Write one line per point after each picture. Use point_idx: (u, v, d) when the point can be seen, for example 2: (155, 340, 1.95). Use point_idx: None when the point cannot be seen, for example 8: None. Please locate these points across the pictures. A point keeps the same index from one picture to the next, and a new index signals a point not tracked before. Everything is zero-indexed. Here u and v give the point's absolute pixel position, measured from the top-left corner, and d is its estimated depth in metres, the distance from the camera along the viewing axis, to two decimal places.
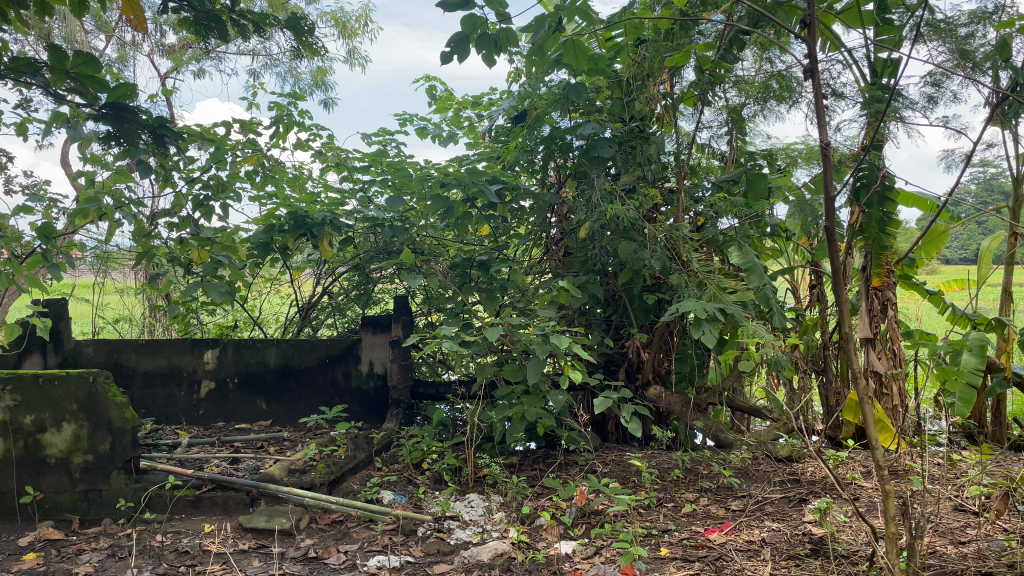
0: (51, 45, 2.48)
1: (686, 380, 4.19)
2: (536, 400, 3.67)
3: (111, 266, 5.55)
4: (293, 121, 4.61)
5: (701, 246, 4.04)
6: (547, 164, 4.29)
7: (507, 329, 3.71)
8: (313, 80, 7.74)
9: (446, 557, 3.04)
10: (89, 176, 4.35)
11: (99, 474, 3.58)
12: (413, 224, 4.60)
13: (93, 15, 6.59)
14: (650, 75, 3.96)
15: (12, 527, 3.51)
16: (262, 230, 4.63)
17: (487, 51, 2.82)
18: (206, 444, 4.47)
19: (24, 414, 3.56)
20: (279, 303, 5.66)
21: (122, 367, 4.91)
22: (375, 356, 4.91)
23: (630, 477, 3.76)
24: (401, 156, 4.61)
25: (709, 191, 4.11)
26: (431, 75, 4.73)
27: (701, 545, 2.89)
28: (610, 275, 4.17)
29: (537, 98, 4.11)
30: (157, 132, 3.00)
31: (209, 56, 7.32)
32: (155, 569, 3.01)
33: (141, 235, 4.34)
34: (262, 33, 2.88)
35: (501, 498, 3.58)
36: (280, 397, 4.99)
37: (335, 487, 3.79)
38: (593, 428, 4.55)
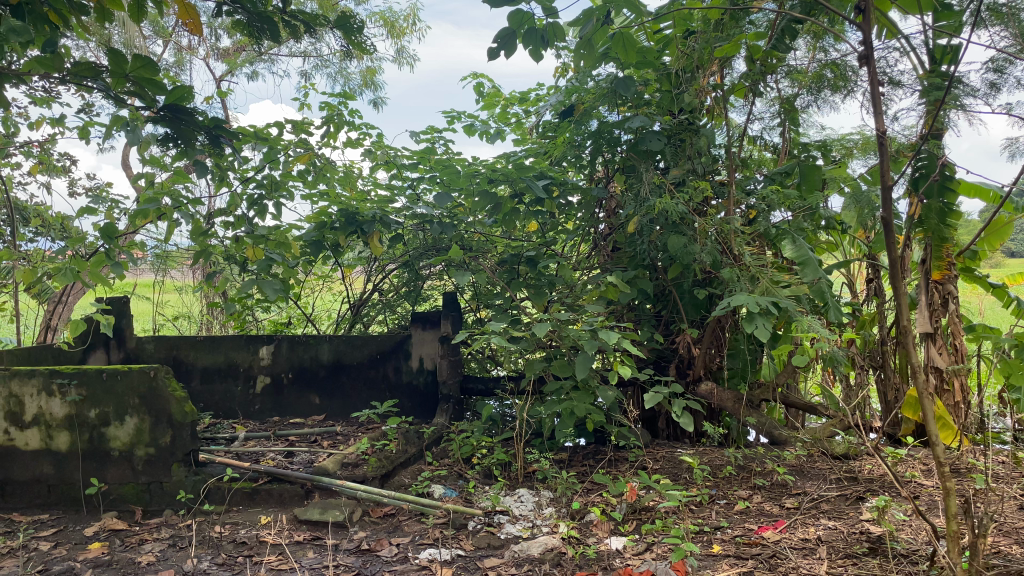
0: (112, 49, 2.56)
1: (739, 375, 4.11)
2: (585, 396, 3.66)
3: (170, 265, 5.73)
4: (344, 121, 4.69)
5: (753, 240, 3.97)
6: (595, 160, 4.28)
7: (555, 324, 3.70)
8: (362, 80, 7.86)
9: (496, 551, 3.06)
10: (149, 177, 4.48)
11: (160, 467, 3.69)
12: (462, 221, 4.64)
13: (150, 20, 6.80)
14: (700, 66, 3.91)
15: (79, 517, 3.65)
16: (314, 228, 4.74)
17: (534, 46, 2.81)
18: (262, 438, 4.58)
19: (89, 408, 3.69)
20: (331, 300, 5.77)
21: (181, 362, 5.09)
22: (425, 352, 4.95)
23: (681, 473, 3.72)
24: (449, 153, 4.65)
25: (761, 183, 4.03)
26: (479, 73, 4.75)
27: (754, 543, 2.85)
28: (660, 270, 4.13)
29: (584, 92, 4.10)
30: (212, 133, 3.06)
31: (262, 58, 7.49)
32: (215, 559, 3.09)
33: (198, 234, 4.46)
34: (312, 34, 2.92)
35: (551, 494, 3.58)
36: (333, 392, 5.07)
37: (387, 480, 3.84)
38: (643, 424, 4.52)
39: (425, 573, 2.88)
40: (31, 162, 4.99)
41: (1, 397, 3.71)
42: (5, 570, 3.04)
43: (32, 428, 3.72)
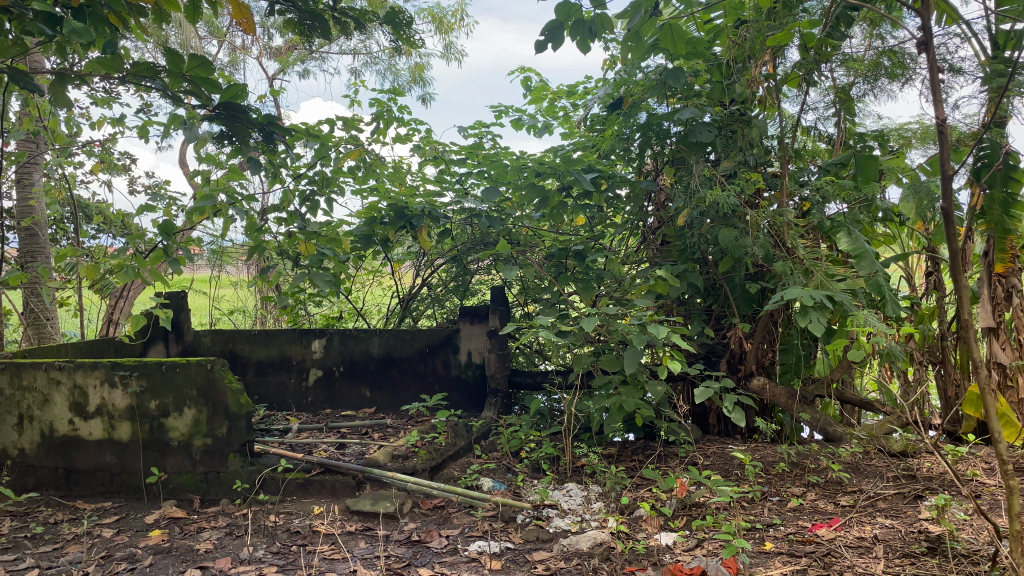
0: (169, 49, 2.62)
1: (793, 371, 4.01)
2: (634, 391, 3.63)
3: (226, 261, 5.87)
4: (393, 117, 4.73)
5: (807, 232, 3.90)
6: (644, 153, 4.25)
7: (603, 319, 3.68)
8: (410, 77, 7.94)
9: (545, 544, 3.06)
10: (205, 174, 4.58)
11: (217, 457, 3.78)
12: (510, 216, 4.66)
13: (206, 21, 6.96)
14: (751, 56, 3.83)
15: (140, 505, 3.77)
16: (364, 223, 4.83)
17: (582, 38, 2.79)
18: (315, 430, 4.66)
19: (150, 400, 3.80)
20: (381, 294, 5.84)
21: (237, 356, 5.22)
22: (473, 346, 4.96)
23: (733, 470, 3.67)
24: (497, 148, 4.65)
25: (816, 174, 3.94)
26: (526, 66, 4.73)
27: (808, 541, 2.80)
28: (710, 264, 4.07)
29: (633, 84, 4.05)
30: (266, 130, 3.12)
31: (313, 56, 7.61)
32: (269, 547, 3.16)
33: (252, 230, 4.55)
34: (362, 30, 2.95)
35: (600, 488, 3.57)
36: (383, 385, 5.14)
37: (436, 472, 3.88)
38: (694, 420, 4.47)
39: (474, 565, 2.90)
40: (93, 162, 5.16)
41: (66, 388, 3.85)
42: (71, 555, 3.16)
43: (95, 418, 3.85)
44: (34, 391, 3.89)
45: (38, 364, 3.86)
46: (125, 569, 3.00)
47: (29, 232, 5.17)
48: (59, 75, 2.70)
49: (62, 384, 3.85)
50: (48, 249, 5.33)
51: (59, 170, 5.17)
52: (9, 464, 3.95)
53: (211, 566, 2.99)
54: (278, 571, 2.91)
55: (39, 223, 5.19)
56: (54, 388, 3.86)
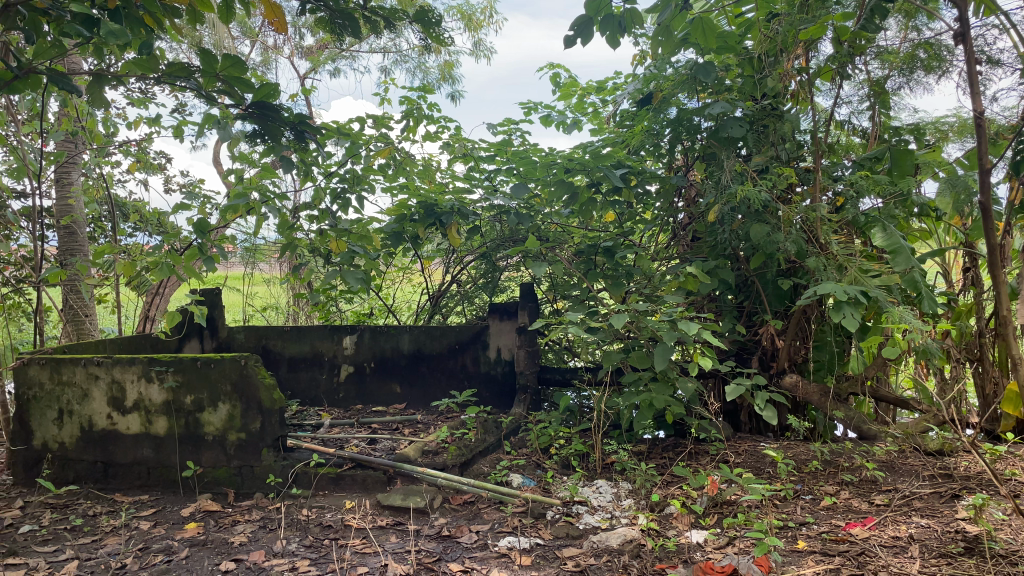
0: (203, 50, 2.66)
1: (826, 368, 3.94)
2: (664, 388, 3.61)
3: (259, 258, 5.95)
4: (423, 114, 4.75)
5: (841, 228, 3.85)
6: (674, 148, 4.23)
7: (633, 315, 3.67)
8: (439, 74, 7.98)
9: (575, 541, 3.06)
10: (239, 173, 4.64)
11: (250, 451, 3.84)
12: (539, 212, 4.68)
13: (239, 21, 7.06)
14: (783, 50, 3.78)
15: (176, 498, 3.84)
16: (394, 220, 4.86)
17: (612, 33, 2.78)
18: (346, 425, 4.71)
19: (185, 395, 3.87)
20: (411, 291, 5.87)
21: (270, 351, 5.30)
22: (502, 343, 4.97)
23: (764, 468, 3.64)
24: (526, 144, 4.65)
25: (849, 169, 3.89)
26: (555, 63, 4.71)
27: (842, 540, 2.77)
28: (742, 260, 4.04)
29: (662, 80, 4.03)
30: (298, 129, 3.14)
31: (343, 55, 7.68)
32: (302, 541, 3.20)
33: (285, 227, 4.61)
34: (392, 29, 2.96)
35: (630, 485, 3.56)
36: (414, 381, 5.17)
37: (466, 468, 3.90)
38: (725, 418, 4.44)
39: (503, 561, 2.91)
40: (130, 161, 5.26)
41: (104, 383, 3.93)
42: (109, 547, 3.23)
43: (132, 413, 3.93)
44: (73, 386, 3.97)
45: (78, 359, 3.94)
46: (162, 561, 3.06)
47: (68, 230, 5.29)
48: (97, 76, 2.76)
49: (100, 379, 3.93)
50: (87, 247, 5.45)
51: (97, 169, 5.27)
52: (50, 457, 4.04)
53: (245, 559, 3.03)
54: (310, 564, 2.95)
55: (77, 221, 5.31)
56: (92, 383, 3.94)
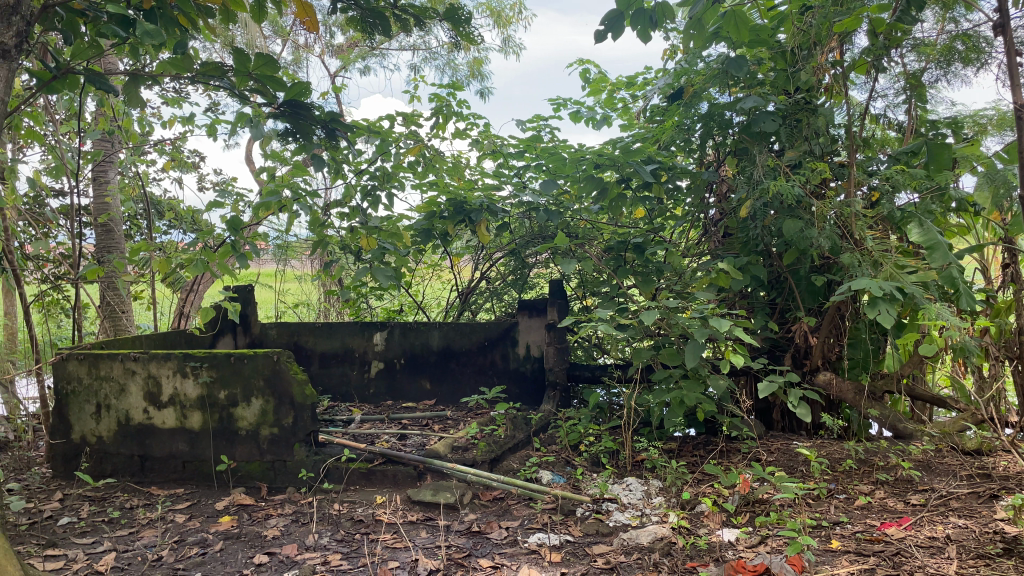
0: (237, 49, 2.69)
1: (861, 366, 3.89)
2: (695, 385, 3.58)
3: (291, 255, 6.01)
4: (452, 111, 4.76)
5: (876, 223, 3.78)
6: (705, 143, 4.19)
7: (664, 312, 3.64)
8: (469, 71, 8.00)
9: (605, 538, 3.06)
10: (271, 171, 4.69)
11: (283, 446, 3.88)
12: (568, 209, 4.66)
13: (271, 21, 7.13)
14: (817, 43, 3.72)
15: (211, 492, 3.90)
16: (424, 217, 4.88)
17: (643, 27, 2.75)
18: (377, 421, 4.74)
19: (219, 390, 3.92)
20: (441, 288, 5.90)
21: (302, 348, 5.36)
22: (532, 340, 4.97)
23: (797, 466, 3.60)
24: (555, 141, 4.64)
25: (885, 164, 3.83)
26: (585, 59, 4.69)
27: (877, 539, 2.73)
28: (774, 256, 3.99)
29: (694, 74, 4.01)
30: (329, 127, 3.17)
31: (373, 53, 7.72)
32: (334, 535, 3.23)
33: (316, 225, 4.65)
34: (422, 27, 2.97)
35: (660, 483, 3.54)
36: (443, 377, 5.19)
37: (496, 465, 3.91)
38: (757, 416, 4.39)
39: (534, 557, 2.91)
40: (165, 160, 5.33)
41: (140, 378, 4.00)
42: (146, 539, 3.29)
43: (168, 407, 3.99)
44: (111, 381, 4.04)
45: (115, 354, 4.01)
46: (197, 553, 3.11)
47: (105, 228, 5.39)
48: (133, 76, 2.81)
49: (137, 374, 4.00)
50: (123, 244, 5.55)
51: (133, 168, 5.35)
52: (88, 451, 4.12)
53: (279, 552, 3.07)
54: (342, 558, 2.97)
55: (114, 219, 5.40)
56: (129, 377, 4.01)
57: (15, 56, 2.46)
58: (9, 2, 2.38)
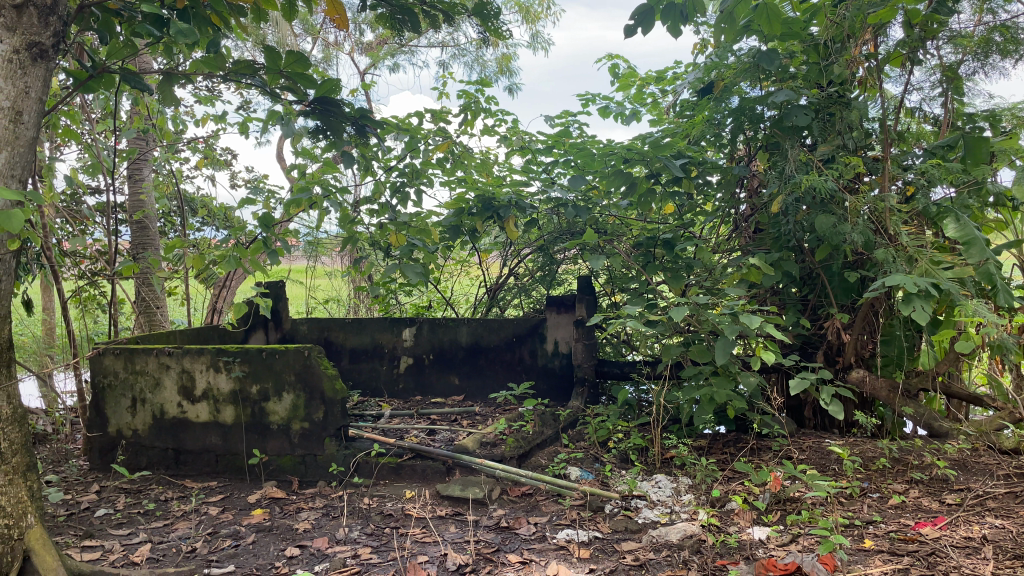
0: (268, 47, 2.72)
1: (895, 364, 3.82)
2: (725, 382, 3.55)
3: (321, 251, 6.06)
4: (481, 108, 4.77)
5: (911, 219, 3.72)
6: (736, 138, 4.15)
7: (693, 308, 3.61)
8: (497, 68, 8.01)
9: (634, 535, 3.05)
10: (301, 168, 4.73)
11: (313, 440, 3.92)
12: (597, 205, 4.65)
13: (302, 19, 7.20)
14: (851, 36, 3.67)
15: (244, 485, 3.95)
16: (453, 214, 4.90)
17: (673, 22, 2.73)
18: (406, 416, 4.77)
19: (252, 384, 3.98)
20: (469, 283, 5.89)
21: (332, 343, 5.42)
22: (560, 336, 4.96)
23: (829, 465, 3.56)
24: (584, 136, 4.63)
25: (920, 158, 3.76)
26: (614, 54, 4.66)
27: (911, 539, 2.69)
28: (806, 252, 3.95)
29: (724, 68, 3.97)
30: (358, 123, 3.19)
31: (402, 50, 7.77)
32: (364, 529, 3.26)
33: (346, 221, 4.69)
34: (451, 22, 2.97)
35: (690, 480, 3.52)
36: (472, 372, 5.21)
37: (524, 460, 3.92)
38: (788, 413, 4.35)
39: (562, 553, 2.92)
40: (198, 157, 5.40)
41: (175, 373, 4.07)
42: (180, 531, 3.34)
43: (201, 401, 4.05)
44: (146, 375, 4.11)
45: (150, 349, 4.08)
46: (230, 545, 3.16)
47: (140, 224, 5.49)
48: (167, 75, 2.86)
49: (171, 369, 4.06)
50: (158, 241, 5.64)
51: (167, 165, 5.43)
52: (124, 444, 4.19)
53: (310, 545, 3.11)
54: (372, 552, 3.00)
55: (149, 216, 5.49)
56: (163, 372, 4.08)
57: (52, 57, 2.51)
58: (46, 3, 2.43)
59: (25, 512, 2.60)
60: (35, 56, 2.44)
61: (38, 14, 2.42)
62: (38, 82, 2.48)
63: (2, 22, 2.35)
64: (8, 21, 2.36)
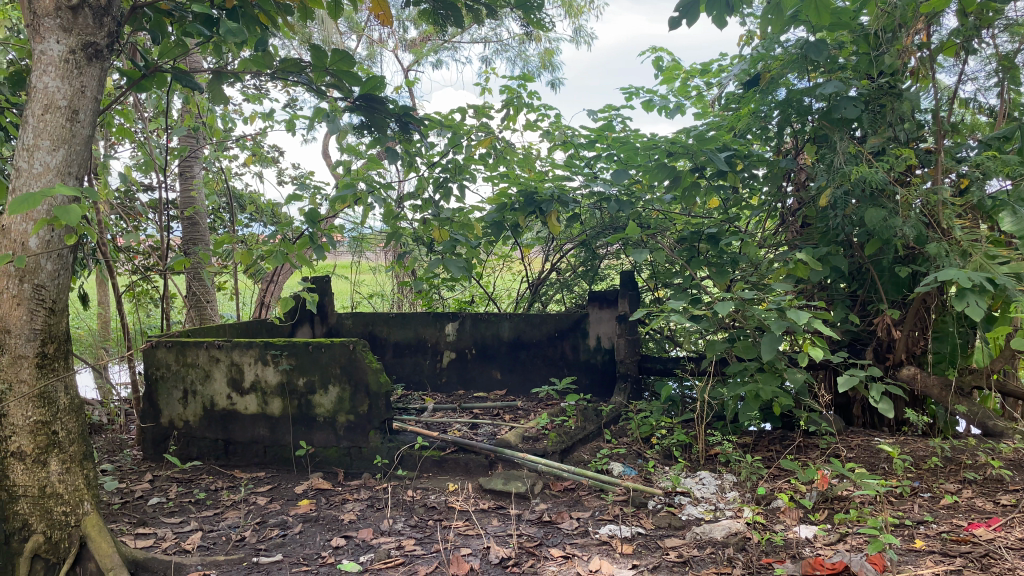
0: (315, 46, 2.77)
1: (947, 361, 3.70)
2: (772, 378, 3.51)
3: (365, 247, 6.13)
4: (523, 103, 4.77)
5: (965, 212, 3.62)
6: (783, 131, 4.08)
7: (739, 304, 3.57)
8: (540, 63, 8.01)
9: (677, 532, 3.03)
10: (346, 164, 4.78)
11: (359, 433, 3.98)
12: (640, 200, 4.68)
13: (347, 17, 7.27)
14: (902, 25, 3.58)
15: (291, 476, 4.03)
16: (495, 209, 4.91)
17: (718, 13, 2.68)
18: (449, 410, 4.81)
19: (298, 377, 4.05)
20: (511, 279, 5.92)
21: (376, 337, 5.49)
22: (603, 331, 4.95)
23: (879, 464, 3.49)
24: (627, 131, 4.60)
25: (975, 150, 3.67)
26: (658, 46, 4.62)
27: (964, 540, 2.63)
28: (856, 247, 3.87)
29: (771, 60, 3.90)
30: (402, 120, 3.23)
31: (445, 46, 7.81)
32: (408, 521, 3.30)
33: (389, 217, 4.74)
34: (493, 16, 2.97)
35: (734, 478, 3.48)
36: (514, 367, 5.22)
37: (567, 455, 3.93)
38: (836, 411, 4.27)
39: (605, 548, 2.91)
40: (246, 154, 5.50)
41: (225, 365, 4.16)
42: (230, 520, 3.42)
43: (250, 394, 4.13)
44: (197, 368, 4.21)
45: (201, 343, 4.18)
46: (277, 535, 3.22)
47: (190, 220, 5.61)
48: (216, 75, 2.93)
49: (221, 362, 4.15)
50: (208, 237, 5.77)
51: (217, 163, 5.53)
52: (176, 435, 4.30)
53: (355, 536, 3.16)
54: (415, 543, 3.03)
55: (199, 213, 5.62)
56: (214, 365, 4.17)
57: (106, 56, 2.58)
58: (100, 4, 2.50)
59: (82, 499, 2.69)
60: (90, 56, 2.51)
61: (93, 14, 2.49)
62: (93, 82, 2.55)
63: (58, 23, 2.43)
64: (64, 22, 2.44)
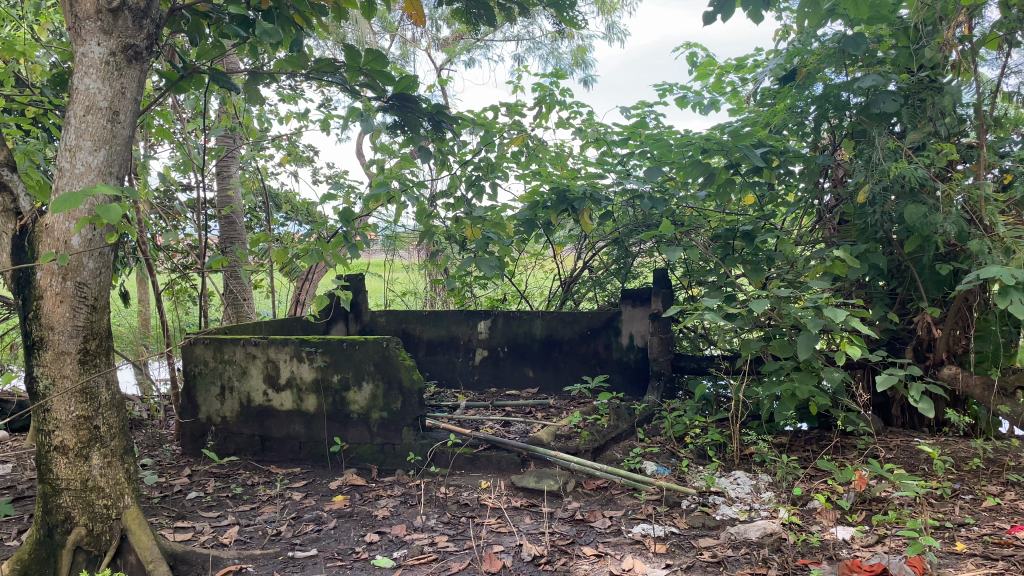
0: (349, 47, 2.80)
1: (990, 361, 3.66)
2: (808, 377, 3.46)
3: (399, 245, 6.18)
4: (555, 101, 4.76)
5: (1008, 208, 3.54)
6: (820, 126, 4.02)
7: (774, 302, 3.53)
8: (572, 60, 7.99)
9: (712, 531, 3.01)
10: (380, 163, 4.82)
11: (392, 429, 4.01)
12: (674, 196, 4.61)
13: (381, 16, 7.32)
14: (943, 18, 3.50)
15: (325, 472, 4.07)
16: (527, 207, 4.91)
17: (753, 8, 2.65)
18: (481, 407, 4.82)
19: (333, 374, 4.09)
20: (543, 277, 5.92)
21: (409, 335, 5.53)
22: (635, 329, 4.91)
23: (918, 464, 3.43)
24: (660, 127, 4.58)
25: (1019, 144, 3.61)
26: (692, 42, 4.58)
27: (1006, 543, 2.57)
28: (895, 244, 3.80)
29: (808, 54, 3.84)
30: (435, 119, 3.24)
31: (478, 45, 7.83)
32: (441, 517, 3.32)
33: (422, 215, 4.76)
34: (526, 14, 2.96)
35: (770, 478, 3.45)
36: (546, 365, 5.22)
37: (599, 454, 3.91)
38: (874, 411, 4.20)
39: (638, 547, 2.90)
40: (282, 153, 5.56)
41: (261, 362, 4.21)
42: (266, 515, 3.47)
43: (285, 390, 4.18)
44: (234, 364, 4.27)
45: (237, 340, 4.23)
46: (313, 530, 3.26)
47: (228, 219, 5.70)
48: (252, 75, 2.97)
49: (257, 358, 4.21)
50: (245, 236, 5.85)
51: (252, 162, 5.61)
52: (213, 430, 4.37)
53: (389, 532, 3.18)
54: (448, 540, 3.05)
55: (236, 212, 5.70)
56: (250, 361, 4.23)
57: (145, 58, 2.63)
58: (140, 6, 2.54)
59: (122, 493, 2.75)
60: (130, 58, 2.56)
61: (133, 17, 2.54)
62: (133, 83, 2.60)
63: (99, 26, 2.49)
64: (105, 25, 2.50)
